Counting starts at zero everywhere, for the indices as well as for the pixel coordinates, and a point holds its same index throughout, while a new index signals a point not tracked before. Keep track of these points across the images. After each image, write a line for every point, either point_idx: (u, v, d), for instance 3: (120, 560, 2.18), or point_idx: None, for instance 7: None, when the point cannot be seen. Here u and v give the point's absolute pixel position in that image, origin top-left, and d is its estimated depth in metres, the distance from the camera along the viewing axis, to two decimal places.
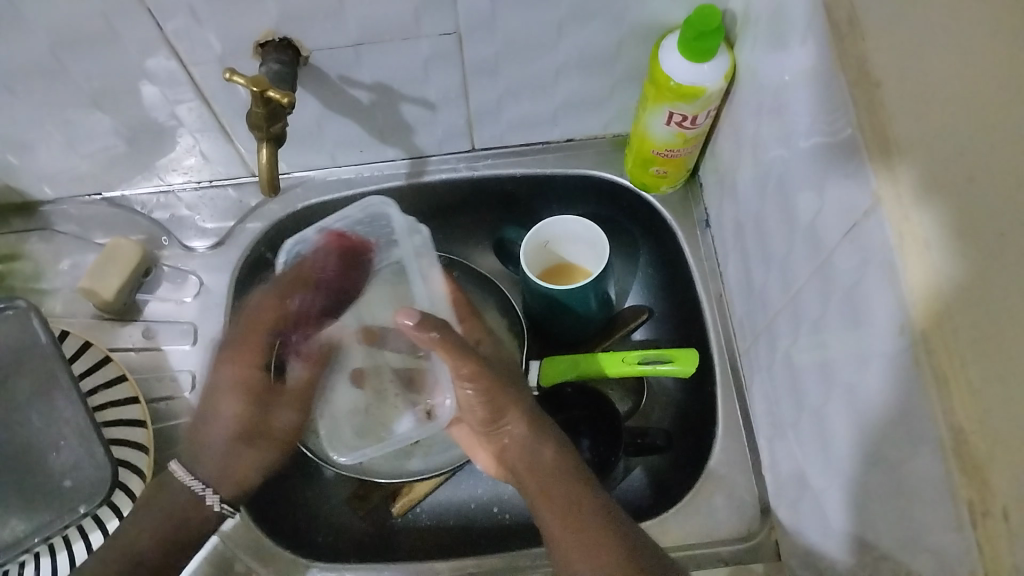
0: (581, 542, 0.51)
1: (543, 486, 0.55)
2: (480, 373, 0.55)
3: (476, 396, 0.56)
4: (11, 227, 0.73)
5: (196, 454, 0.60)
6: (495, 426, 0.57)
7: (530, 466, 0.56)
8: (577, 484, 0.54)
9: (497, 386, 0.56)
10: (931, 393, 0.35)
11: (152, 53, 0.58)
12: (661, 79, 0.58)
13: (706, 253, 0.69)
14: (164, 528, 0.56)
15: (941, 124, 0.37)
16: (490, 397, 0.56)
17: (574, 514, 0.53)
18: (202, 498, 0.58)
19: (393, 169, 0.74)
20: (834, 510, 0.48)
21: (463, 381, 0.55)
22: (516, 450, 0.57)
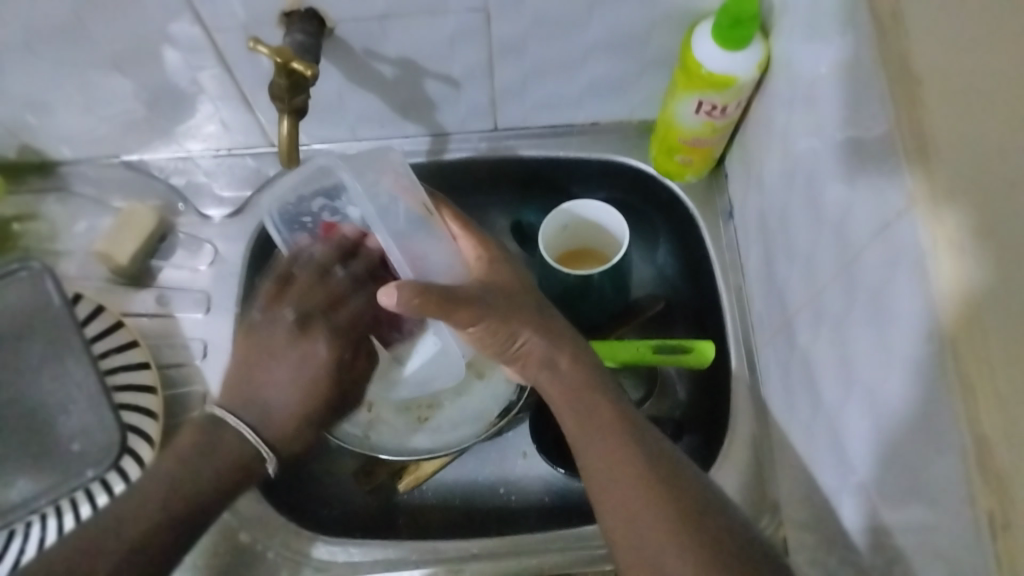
0: (608, 470, 0.50)
1: (569, 409, 0.53)
2: (480, 310, 0.52)
3: (485, 332, 0.53)
4: (29, 186, 0.73)
5: (245, 399, 0.59)
6: (513, 353, 0.55)
7: (556, 388, 0.54)
8: (604, 407, 0.52)
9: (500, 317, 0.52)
10: (958, 404, 0.34)
11: (177, 18, 0.57)
12: (693, 66, 0.57)
13: (727, 245, 0.68)
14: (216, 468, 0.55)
15: (982, 128, 0.36)
16: (494, 329, 0.53)
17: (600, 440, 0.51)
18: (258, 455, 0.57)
19: (414, 145, 0.73)
20: (846, 513, 0.47)
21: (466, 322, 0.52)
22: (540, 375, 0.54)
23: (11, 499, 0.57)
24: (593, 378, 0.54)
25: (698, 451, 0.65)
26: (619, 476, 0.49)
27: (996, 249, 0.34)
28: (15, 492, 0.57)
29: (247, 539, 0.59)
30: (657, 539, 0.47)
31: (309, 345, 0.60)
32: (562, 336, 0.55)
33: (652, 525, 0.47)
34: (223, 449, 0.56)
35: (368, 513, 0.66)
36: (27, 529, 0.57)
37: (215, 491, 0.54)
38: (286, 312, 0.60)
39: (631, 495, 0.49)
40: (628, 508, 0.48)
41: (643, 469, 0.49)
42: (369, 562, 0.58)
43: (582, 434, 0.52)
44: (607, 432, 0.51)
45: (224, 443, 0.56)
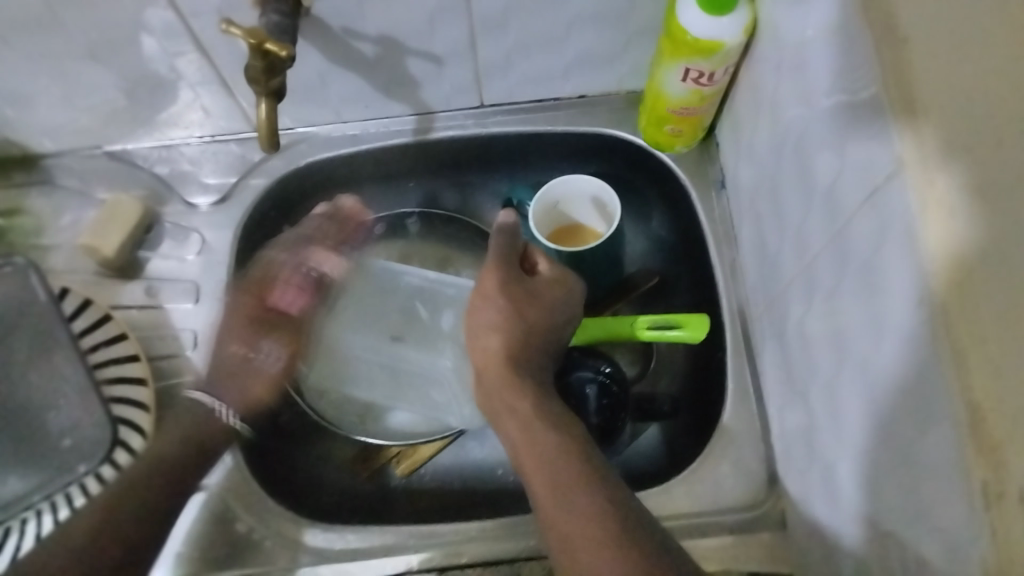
0: (575, 521, 0.47)
1: (536, 454, 0.51)
2: (507, 312, 0.57)
3: (493, 335, 0.56)
4: (12, 180, 0.72)
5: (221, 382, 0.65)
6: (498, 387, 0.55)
7: (527, 434, 0.52)
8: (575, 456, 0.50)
9: (512, 316, 0.56)
10: (947, 368, 0.33)
11: (150, 4, 0.56)
12: (678, 32, 0.55)
13: (721, 216, 0.66)
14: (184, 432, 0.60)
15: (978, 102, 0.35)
16: (502, 325, 0.56)
17: (569, 490, 0.48)
18: (215, 413, 0.62)
19: (400, 125, 0.72)
20: (844, 484, 0.47)
21: (477, 304, 0.58)
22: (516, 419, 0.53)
23: (4, 497, 0.56)
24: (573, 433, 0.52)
25: (694, 423, 0.64)
26: (586, 503, 0.47)
27: (989, 223, 0.33)
28: (7, 489, 0.57)
29: (244, 529, 0.58)
30: (578, 505, 0.47)
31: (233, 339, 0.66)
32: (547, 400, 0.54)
33: (591, 554, 0.45)
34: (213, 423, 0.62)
35: (366, 497, 0.65)
36: (23, 525, 0.56)
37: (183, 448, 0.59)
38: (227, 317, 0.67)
39: (565, 473, 0.49)
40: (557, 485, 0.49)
41: (596, 506, 0.47)
42: (365, 548, 0.58)
43: (534, 449, 0.51)
44: (571, 459, 0.50)
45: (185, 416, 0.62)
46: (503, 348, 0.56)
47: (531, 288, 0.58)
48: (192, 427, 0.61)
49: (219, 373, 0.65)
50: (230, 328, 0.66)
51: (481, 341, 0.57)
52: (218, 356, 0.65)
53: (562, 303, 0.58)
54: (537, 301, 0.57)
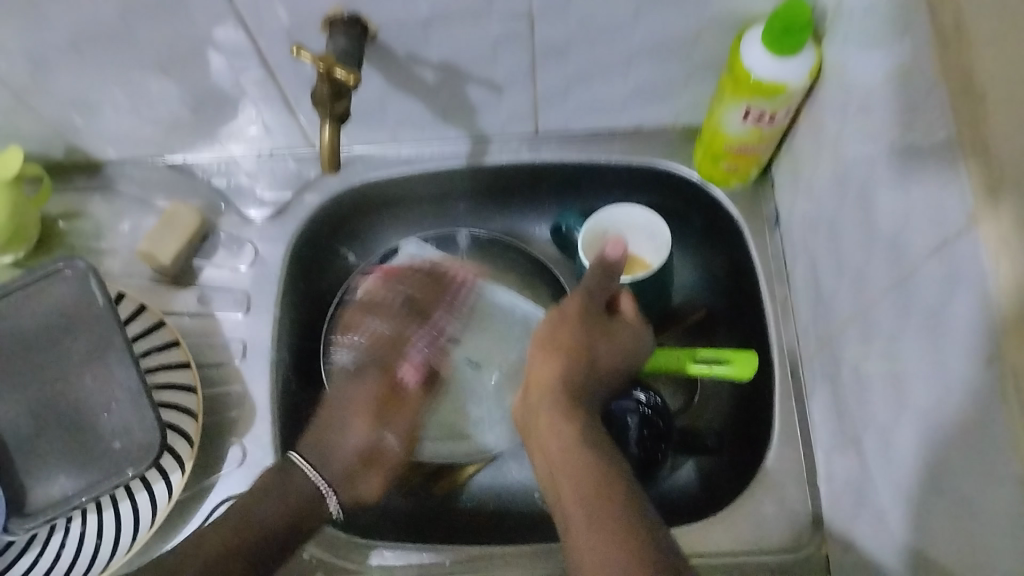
0: (601, 545, 0.46)
1: (572, 478, 0.50)
2: (586, 337, 0.56)
3: (553, 363, 0.55)
4: (75, 184, 0.74)
5: (324, 452, 0.60)
6: (544, 408, 0.54)
7: (563, 458, 0.51)
8: (614, 487, 0.49)
9: (579, 349, 0.56)
10: (1017, 431, 0.33)
11: (221, 23, 0.57)
12: (741, 72, 0.55)
13: (774, 254, 0.66)
14: (285, 509, 0.55)
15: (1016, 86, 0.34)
16: (569, 356, 0.55)
17: (598, 517, 0.47)
18: (323, 498, 0.57)
19: (454, 148, 0.72)
20: (894, 530, 0.46)
21: (554, 330, 0.57)
22: (553, 447, 0.52)
23: (51, 496, 0.58)
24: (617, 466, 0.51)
25: (737, 458, 0.64)
26: (618, 530, 0.46)
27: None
28: (56, 488, 0.58)
29: None
30: (611, 537, 0.46)
31: (348, 391, 0.64)
32: (593, 430, 0.54)
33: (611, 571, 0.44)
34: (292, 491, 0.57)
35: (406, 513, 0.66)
36: (68, 523, 0.59)
37: (287, 528, 0.55)
38: (349, 386, 0.64)
39: (606, 505, 0.48)
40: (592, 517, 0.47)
41: (623, 531, 0.46)
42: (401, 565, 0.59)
43: (574, 477, 0.50)
44: (609, 488, 0.49)
45: (294, 481, 0.57)
46: (561, 371, 0.55)
47: (610, 327, 0.58)
48: (289, 503, 0.56)
49: (359, 465, 0.61)
50: (360, 414, 0.63)
51: (540, 361, 0.56)
52: (338, 448, 0.60)
53: (635, 344, 0.58)
54: (611, 338, 0.57)
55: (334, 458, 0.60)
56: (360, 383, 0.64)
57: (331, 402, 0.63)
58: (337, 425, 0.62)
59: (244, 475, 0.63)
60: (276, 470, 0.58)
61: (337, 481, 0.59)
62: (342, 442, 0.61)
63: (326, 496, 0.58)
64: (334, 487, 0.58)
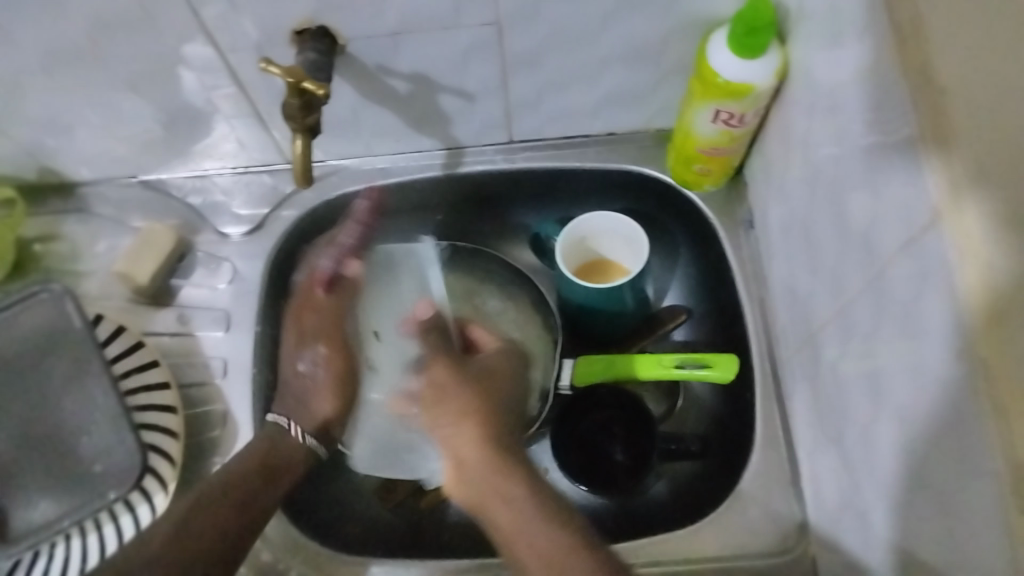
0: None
1: (523, 545, 0.48)
2: (470, 399, 0.55)
3: (447, 410, 0.55)
4: (50, 207, 0.74)
5: (297, 402, 0.63)
6: (478, 479, 0.51)
7: (519, 531, 0.49)
8: (564, 537, 0.47)
9: (472, 391, 0.55)
10: (988, 424, 0.33)
11: (190, 41, 0.57)
12: (709, 75, 0.56)
13: (750, 254, 0.67)
14: (258, 458, 0.58)
15: (997, 93, 0.35)
16: (478, 428, 0.53)
17: (557, 569, 0.46)
18: (288, 432, 0.61)
19: (430, 159, 0.73)
20: (876, 526, 0.47)
21: (433, 371, 0.57)
22: (509, 522, 0.49)
23: (34, 521, 0.57)
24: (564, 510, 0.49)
25: (720, 463, 0.64)
26: (563, 549, 0.47)
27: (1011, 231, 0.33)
28: (38, 513, 0.58)
29: (269, 559, 0.61)
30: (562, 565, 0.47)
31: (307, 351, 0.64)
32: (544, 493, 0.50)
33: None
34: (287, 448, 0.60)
35: (396, 530, 0.66)
36: (51, 548, 0.57)
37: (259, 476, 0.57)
38: (306, 348, 0.64)
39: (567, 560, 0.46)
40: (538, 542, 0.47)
41: (569, 553, 0.47)
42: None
43: (524, 538, 0.48)
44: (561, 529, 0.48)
45: (285, 448, 0.60)
46: (474, 440, 0.52)
47: (480, 376, 0.57)
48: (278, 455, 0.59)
49: (333, 411, 0.64)
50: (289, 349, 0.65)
51: (446, 431, 0.54)
52: (295, 386, 0.64)
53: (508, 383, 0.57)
54: (490, 382, 0.57)
55: (309, 405, 0.63)
56: (295, 344, 0.65)
57: (298, 355, 0.65)
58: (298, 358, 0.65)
59: None
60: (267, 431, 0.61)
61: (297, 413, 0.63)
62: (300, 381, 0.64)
63: (289, 429, 0.61)
64: (293, 419, 0.62)
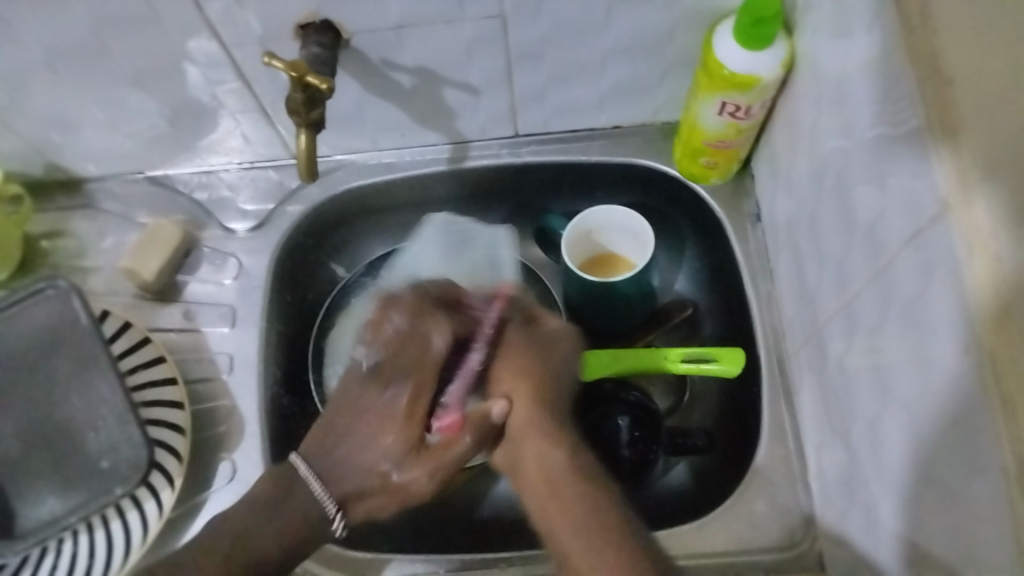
0: (571, 525, 0.50)
1: (549, 485, 0.53)
2: (525, 360, 0.58)
3: (506, 368, 0.58)
4: (57, 203, 0.74)
5: (335, 468, 0.54)
6: (509, 430, 0.56)
7: (545, 473, 0.53)
8: (587, 491, 0.52)
9: (532, 360, 0.58)
10: (997, 419, 0.33)
11: (195, 36, 0.57)
12: (715, 67, 0.55)
13: (757, 248, 0.66)
14: (299, 518, 0.53)
15: (998, 76, 0.35)
16: (535, 394, 0.57)
17: (573, 515, 0.51)
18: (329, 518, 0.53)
19: (435, 154, 0.72)
20: (883, 520, 0.46)
21: (499, 339, 0.60)
22: (533, 464, 0.54)
23: (41, 517, 0.57)
24: (592, 471, 0.53)
25: (728, 460, 0.64)
26: (589, 507, 0.51)
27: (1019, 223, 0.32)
28: (45, 509, 0.57)
29: None
30: (579, 513, 0.51)
31: (371, 406, 0.54)
32: (569, 439, 0.55)
33: (583, 540, 0.49)
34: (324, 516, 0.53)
35: (399, 523, 0.67)
36: (59, 545, 0.58)
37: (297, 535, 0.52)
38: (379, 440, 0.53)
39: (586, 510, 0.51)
40: (572, 503, 0.51)
41: (590, 512, 0.50)
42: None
43: (548, 480, 0.53)
44: (579, 485, 0.52)
45: (296, 497, 0.53)
46: (522, 383, 0.57)
47: (542, 340, 0.59)
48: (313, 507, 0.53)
49: (373, 487, 0.54)
50: (387, 423, 0.54)
51: (498, 374, 0.59)
52: (357, 470, 0.53)
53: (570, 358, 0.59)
54: (547, 351, 0.59)
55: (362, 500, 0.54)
56: (383, 391, 0.55)
57: (366, 429, 0.54)
58: (357, 438, 0.54)
59: (235, 490, 0.63)
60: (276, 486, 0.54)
61: (343, 499, 0.54)
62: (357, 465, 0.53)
63: (332, 517, 0.53)
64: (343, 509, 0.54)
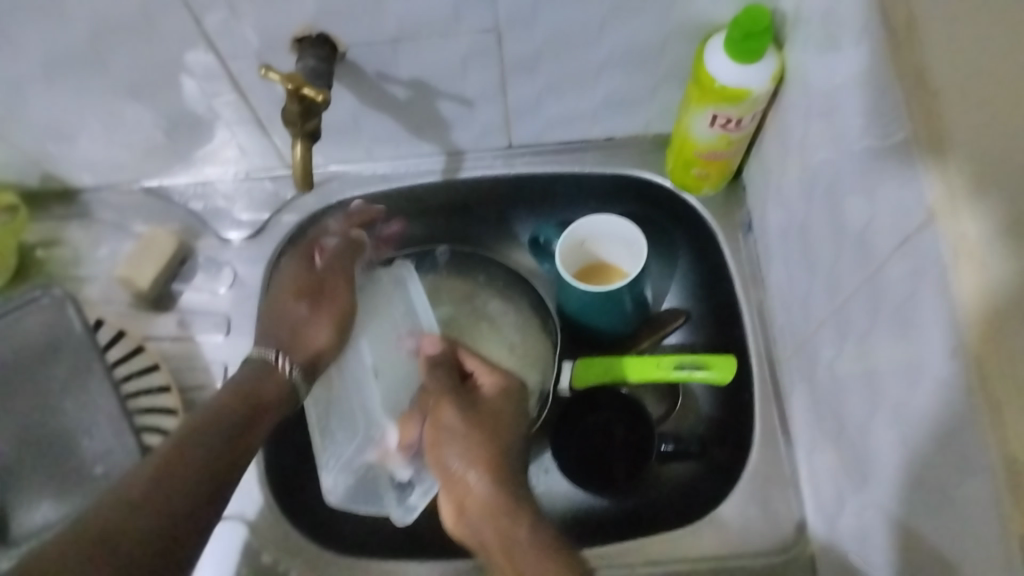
0: None
1: (506, 554, 0.52)
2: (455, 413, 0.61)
3: (455, 451, 0.59)
4: (52, 213, 0.74)
5: (274, 324, 0.61)
6: (462, 509, 0.57)
7: (502, 547, 0.53)
8: (535, 551, 0.51)
9: (478, 434, 0.59)
10: (983, 422, 0.33)
11: (192, 48, 0.58)
12: (706, 79, 0.56)
13: (748, 258, 0.67)
14: (239, 390, 0.55)
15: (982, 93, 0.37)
16: (490, 469, 0.57)
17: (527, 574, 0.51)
18: (275, 362, 0.58)
19: (430, 164, 0.73)
20: (873, 524, 0.47)
21: (438, 413, 0.61)
22: (491, 539, 0.54)
23: (36, 522, 0.58)
24: (550, 537, 0.53)
25: (719, 466, 0.64)
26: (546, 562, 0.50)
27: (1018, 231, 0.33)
28: (40, 515, 0.58)
29: (270, 560, 0.61)
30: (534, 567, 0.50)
31: (289, 274, 0.63)
32: (512, 489, 0.56)
33: None
34: (273, 379, 0.57)
35: (388, 532, 0.66)
36: None
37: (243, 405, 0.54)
38: (289, 300, 0.62)
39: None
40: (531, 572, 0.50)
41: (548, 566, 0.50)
42: None
43: (505, 548, 0.53)
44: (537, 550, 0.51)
45: (273, 377, 0.57)
46: (464, 455, 0.58)
47: (481, 406, 0.62)
48: (258, 387, 0.56)
49: (297, 337, 0.60)
50: (291, 285, 0.63)
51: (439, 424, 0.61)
52: (286, 315, 0.61)
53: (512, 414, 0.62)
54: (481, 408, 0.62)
55: (305, 337, 0.60)
56: (301, 264, 0.64)
57: (282, 300, 0.62)
58: (280, 309, 0.62)
59: None
60: (251, 366, 0.58)
61: (286, 343, 0.60)
62: (289, 316, 0.61)
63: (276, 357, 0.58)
64: (286, 350, 0.59)
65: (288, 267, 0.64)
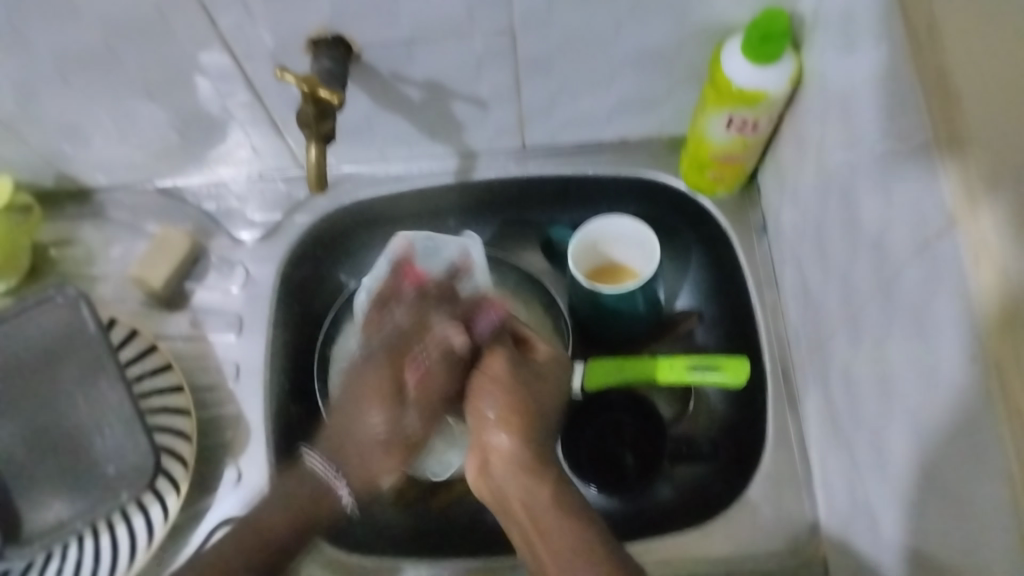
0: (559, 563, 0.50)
1: (533, 521, 0.52)
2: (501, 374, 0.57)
3: (492, 400, 0.56)
4: (66, 212, 0.74)
5: (345, 450, 0.58)
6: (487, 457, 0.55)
7: (528, 506, 0.52)
8: (568, 524, 0.51)
9: (521, 391, 0.56)
10: (1003, 430, 0.33)
11: (207, 48, 0.58)
12: (722, 81, 0.56)
13: (762, 261, 0.67)
14: (290, 516, 0.57)
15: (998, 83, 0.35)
16: (525, 423, 0.55)
17: (557, 550, 0.50)
18: (331, 492, 0.59)
19: (443, 165, 0.73)
20: (888, 531, 0.46)
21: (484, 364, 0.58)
22: (515, 495, 0.53)
23: (47, 522, 0.57)
24: (577, 509, 0.52)
25: (731, 466, 0.64)
26: (576, 540, 0.50)
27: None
28: (51, 514, 0.58)
29: None
30: (563, 544, 0.50)
31: (372, 385, 0.58)
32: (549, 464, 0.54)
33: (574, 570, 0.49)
34: (326, 503, 0.59)
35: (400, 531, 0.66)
36: (64, 550, 0.58)
37: (293, 530, 0.57)
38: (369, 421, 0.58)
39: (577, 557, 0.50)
40: (558, 540, 0.51)
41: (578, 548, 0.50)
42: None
43: (532, 514, 0.52)
44: (568, 523, 0.51)
45: (320, 499, 0.59)
46: (503, 406, 0.55)
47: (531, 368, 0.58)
48: (305, 501, 0.58)
49: (364, 479, 0.59)
50: (371, 395, 0.58)
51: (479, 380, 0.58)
52: (362, 435, 0.58)
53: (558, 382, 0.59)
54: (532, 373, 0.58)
55: (370, 468, 0.59)
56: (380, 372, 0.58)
57: (364, 417, 0.58)
58: (355, 413, 0.58)
59: (240, 497, 0.63)
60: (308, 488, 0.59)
61: (352, 474, 0.59)
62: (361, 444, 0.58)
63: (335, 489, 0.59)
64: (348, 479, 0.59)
65: (370, 375, 0.59)
